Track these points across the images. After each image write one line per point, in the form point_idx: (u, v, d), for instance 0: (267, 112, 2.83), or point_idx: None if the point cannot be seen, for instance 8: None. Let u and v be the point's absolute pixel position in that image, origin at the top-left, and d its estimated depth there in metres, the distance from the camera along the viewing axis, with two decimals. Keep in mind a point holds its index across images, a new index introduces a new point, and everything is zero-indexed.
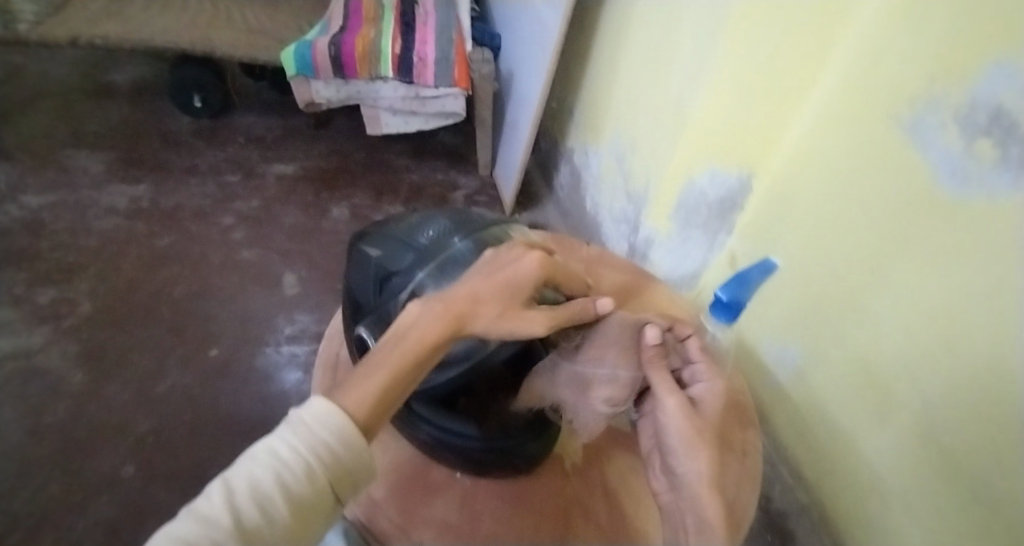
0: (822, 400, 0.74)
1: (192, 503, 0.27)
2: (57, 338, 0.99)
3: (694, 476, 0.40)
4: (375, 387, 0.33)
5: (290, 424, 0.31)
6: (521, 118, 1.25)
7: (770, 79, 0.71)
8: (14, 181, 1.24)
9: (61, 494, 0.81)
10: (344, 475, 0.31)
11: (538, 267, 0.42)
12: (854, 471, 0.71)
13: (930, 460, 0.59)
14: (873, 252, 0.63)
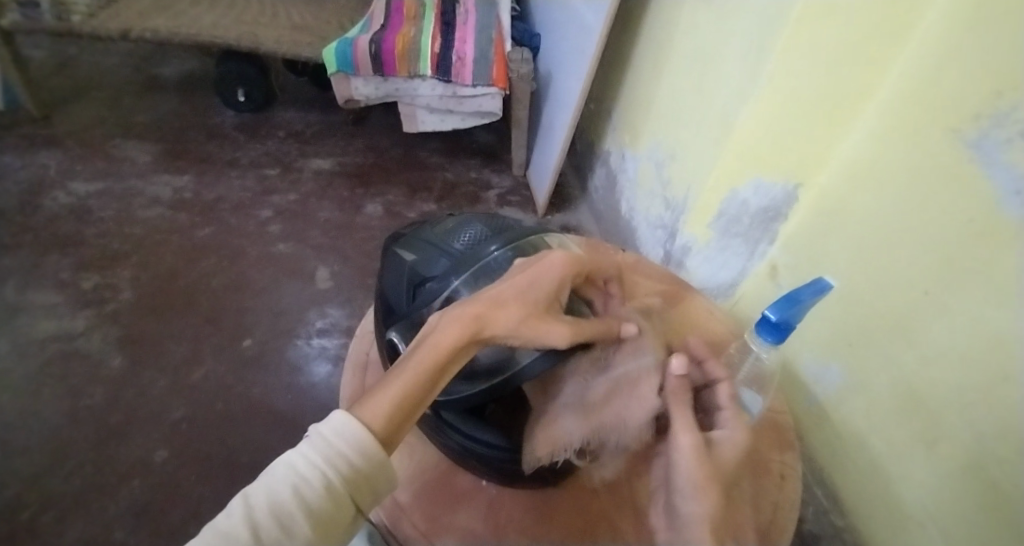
0: (862, 426, 0.70)
1: (214, 520, 0.28)
2: (100, 322, 1.03)
3: (694, 520, 0.37)
4: (393, 395, 0.34)
5: (307, 439, 0.32)
6: (558, 119, 1.24)
7: (821, 87, 0.67)
8: (68, 169, 1.29)
9: (98, 474, 0.84)
10: (363, 484, 0.33)
11: (560, 270, 0.42)
12: (894, 503, 0.67)
13: (979, 498, 0.55)
14: (924, 272, 0.59)
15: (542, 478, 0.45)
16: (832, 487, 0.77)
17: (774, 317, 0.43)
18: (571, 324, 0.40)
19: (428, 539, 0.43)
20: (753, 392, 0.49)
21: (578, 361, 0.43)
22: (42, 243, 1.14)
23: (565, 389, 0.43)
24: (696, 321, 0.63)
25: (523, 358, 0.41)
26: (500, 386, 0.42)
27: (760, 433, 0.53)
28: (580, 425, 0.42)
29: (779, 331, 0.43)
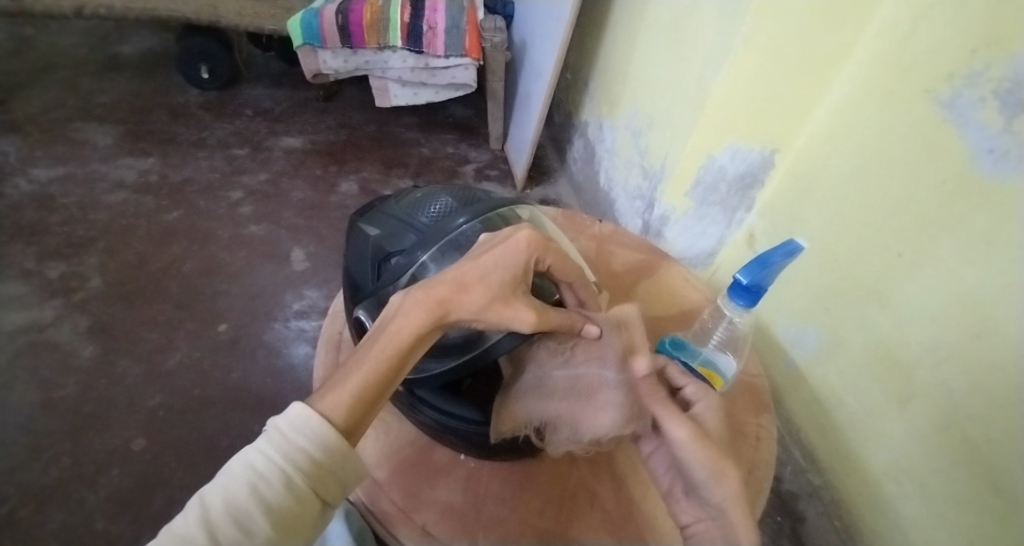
0: (839, 386, 0.71)
1: (171, 526, 0.29)
2: (69, 312, 1.00)
3: (726, 504, 0.37)
4: (355, 385, 0.35)
5: (265, 435, 0.32)
6: (534, 90, 1.21)
7: (796, 50, 0.66)
8: (25, 154, 1.23)
9: (74, 466, 0.82)
10: (327, 478, 0.32)
11: (525, 250, 0.40)
12: (869, 458, 0.69)
13: (954, 450, 0.57)
14: (899, 234, 0.60)
15: (519, 449, 0.45)
16: (808, 446, 0.79)
17: (745, 280, 0.42)
18: (536, 308, 0.40)
19: (406, 514, 0.43)
20: (728, 356, 0.49)
21: (536, 348, 0.44)
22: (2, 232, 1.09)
23: (524, 375, 0.44)
24: (673, 290, 0.63)
25: (493, 336, 0.41)
26: (469, 361, 0.41)
27: (735, 396, 0.54)
28: (541, 408, 0.42)
29: (751, 294, 0.43)
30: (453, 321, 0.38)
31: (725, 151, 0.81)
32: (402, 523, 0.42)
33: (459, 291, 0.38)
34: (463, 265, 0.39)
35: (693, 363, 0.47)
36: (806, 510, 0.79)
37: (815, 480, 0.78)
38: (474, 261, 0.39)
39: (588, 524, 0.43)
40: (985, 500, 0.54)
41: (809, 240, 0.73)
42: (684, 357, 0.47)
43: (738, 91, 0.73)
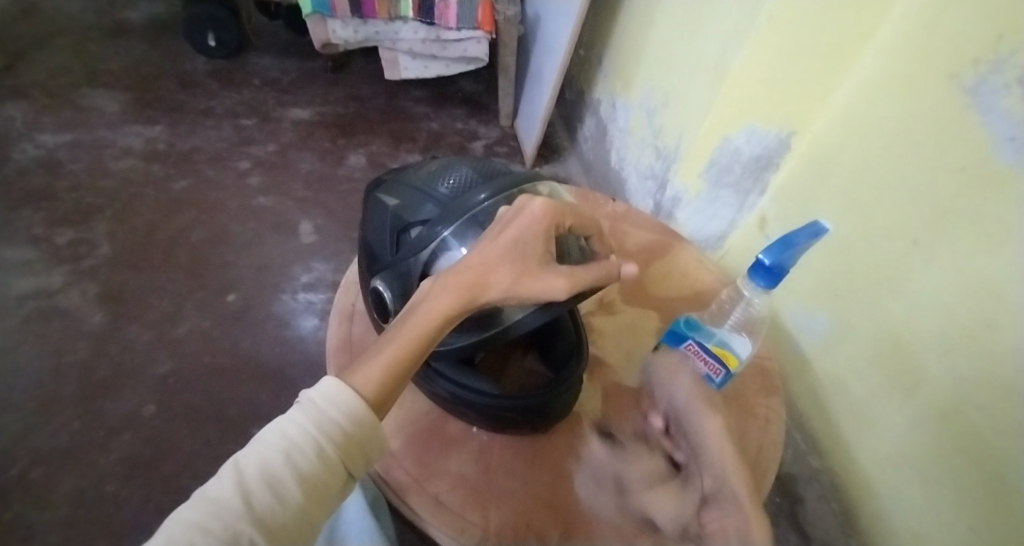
0: (845, 375, 0.71)
1: (205, 487, 0.29)
2: (76, 279, 1.00)
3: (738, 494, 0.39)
4: (384, 360, 0.35)
5: (301, 406, 0.32)
6: (546, 66, 1.19)
7: (821, 30, 0.64)
8: (32, 120, 1.22)
9: (83, 431, 0.84)
10: (357, 452, 0.33)
11: (545, 226, 0.39)
12: (870, 443, 0.69)
13: (953, 440, 0.57)
14: (914, 222, 0.59)
15: (532, 424, 0.45)
16: (812, 430, 0.79)
17: (768, 261, 0.40)
18: (566, 274, 0.39)
19: (420, 484, 0.43)
20: (743, 336, 0.47)
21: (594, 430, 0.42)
22: (10, 198, 1.09)
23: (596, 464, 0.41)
24: (684, 272, 0.63)
25: (512, 314, 0.40)
26: (489, 337, 0.41)
27: (745, 379, 0.54)
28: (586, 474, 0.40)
29: (773, 275, 0.41)
30: (482, 303, 0.38)
31: (742, 131, 0.79)
32: (415, 492, 0.42)
33: (487, 270, 0.38)
34: (489, 247, 0.38)
35: (708, 343, 0.46)
36: (806, 492, 0.81)
37: (815, 463, 0.79)
38: (495, 241, 0.38)
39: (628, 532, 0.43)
40: (987, 491, 0.54)
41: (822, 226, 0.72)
42: (699, 338, 0.46)
43: (760, 67, 0.72)
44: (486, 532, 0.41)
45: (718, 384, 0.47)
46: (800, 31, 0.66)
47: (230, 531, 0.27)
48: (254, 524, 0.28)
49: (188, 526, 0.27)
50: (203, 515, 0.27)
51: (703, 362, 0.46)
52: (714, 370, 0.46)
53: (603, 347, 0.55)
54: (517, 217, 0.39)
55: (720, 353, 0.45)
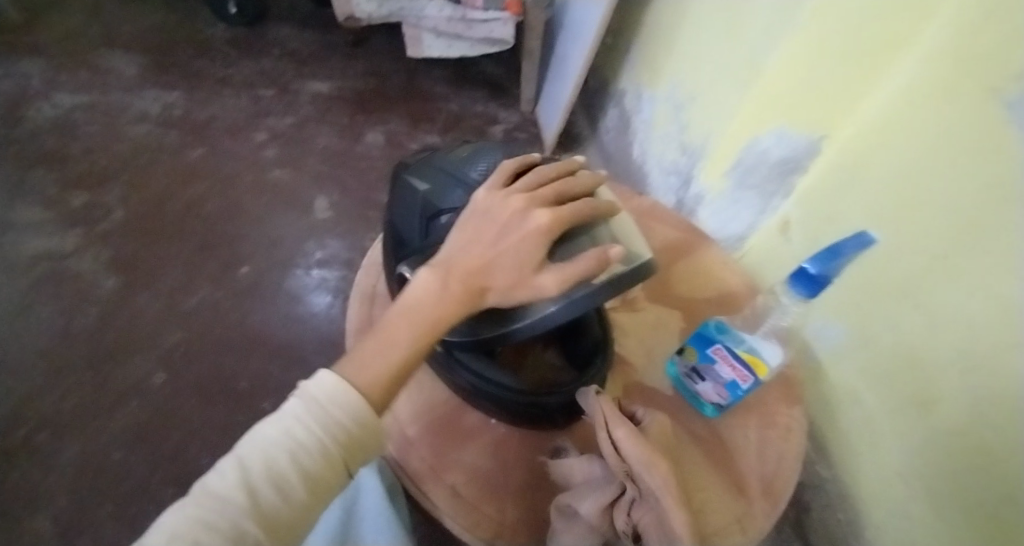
0: (860, 384, 0.70)
1: (206, 481, 0.27)
2: (89, 243, 0.99)
3: (661, 494, 0.35)
4: (386, 362, 0.33)
5: (303, 399, 0.30)
6: (572, 52, 1.16)
7: (853, 30, 0.59)
8: (49, 78, 1.21)
9: (91, 396, 0.84)
10: (361, 452, 0.31)
11: (550, 232, 0.34)
12: (882, 454, 0.68)
13: (964, 458, 0.56)
14: (938, 236, 0.56)
15: (551, 418, 0.45)
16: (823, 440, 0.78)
17: (812, 270, 0.38)
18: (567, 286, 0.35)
19: (436, 472, 0.43)
20: (774, 344, 0.45)
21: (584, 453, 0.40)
22: (25, 156, 1.08)
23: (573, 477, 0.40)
24: (709, 273, 0.61)
25: (518, 318, 0.36)
26: (490, 338, 0.39)
27: (768, 386, 0.52)
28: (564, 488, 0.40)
29: (815, 285, 0.39)
30: (484, 309, 0.35)
31: (771, 133, 0.76)
32: (431, 481, 0.42)
33: (483, 277, 0.34)
34: (486, 251, 0.35)
35: (738, 348, 0.44)
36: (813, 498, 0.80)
37: (826, 471, 0.79)
38: (494, 246, 0.35)
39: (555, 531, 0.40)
40: (991, 513, 0.54)
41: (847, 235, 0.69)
42: (728, 342, 0.45)
43: (791, 72, 0.69)
44: (502, 525, 0.41)
45: (745, 391, 0.46)
46: (833, 32, 0.62)
47: (236, 530, 0.25)
48: (258, 524, 0.26)
49: (191, 524, 0.25)
50: (204, 513, 0.25)
51: (730, 367, 0.45)
52: (742, 377, 0.44)
53: (625, 345, 0.54)
54: (518, 222, 0.35)
55: (749, 359, 0.44)
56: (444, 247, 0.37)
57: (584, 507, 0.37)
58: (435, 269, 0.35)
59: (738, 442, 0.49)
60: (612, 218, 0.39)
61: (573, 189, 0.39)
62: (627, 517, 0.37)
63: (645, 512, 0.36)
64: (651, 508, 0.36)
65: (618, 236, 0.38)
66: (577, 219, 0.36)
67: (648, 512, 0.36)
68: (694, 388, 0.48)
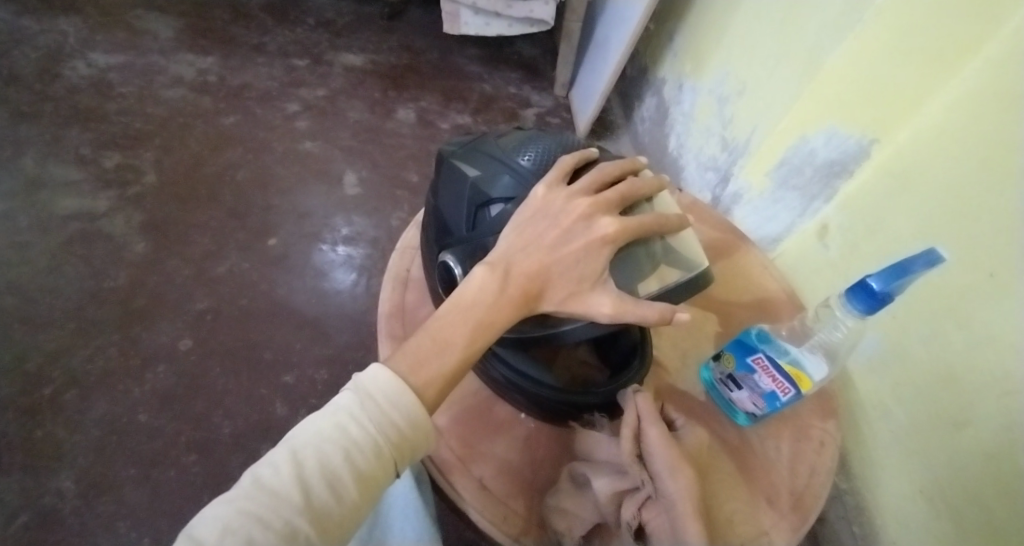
0: (876, 414, 0.63)
1: (262, 473, 0.28)
2: (121, 205, 1.00)
3: (678, 499, 0.34)
4: (444, 362, 0.33)
5: (358, 397, 0.31)
6: (614, 37, 1.12)
7: (931, 16, 0.53)
8: (86, 37, 1.21)
9: (119, 357, 0.85)
10: (408, 453, 0.32)
11: (612, 245, 0.36)
12: (895, 492, 0.61)
13: (990, 507, 0.49)
14: (994, 253, 0.49)
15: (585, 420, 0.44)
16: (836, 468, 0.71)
17: (877, 286, 0.38)
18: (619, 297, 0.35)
19: (464, 465, 0.42)
20: (817, 358, 0.44)
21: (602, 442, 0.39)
22: (59, 114, 1.09)
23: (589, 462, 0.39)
24: (749, 278, 0.59)
25: (566, 324, 0.38)
26: (537, 337, 0.40)
27: (804, 399, 0.51)
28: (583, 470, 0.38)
29: (875, 301, 0.39)
30: (537, 311, 0.37)
31: (822, 133, 0.70)
32: (459, 473, 0.42)
33: (542, 282, 0.36)
34: (547, 256, 0.36)
35: (780, 360, 0.43)
36: None
37: None
38: (555, 252, 0.37)
39: (556, 518, 0.38)
40: None
41: (884, 245, 0.61)
42: (770, 352, 0.44)
43: (852, 68, 0.64)
44: (528, 522, 0.40)
45: (783, 403, 0.44)
46: (908, 19, 0.55)
47: (289, 528, 0.26)
48: (311, 522, 0.27)
49: (246, 518, 0.25)
50: (261, 509, 0.26)
51: (771, 379, 0.43)
52: (782, 388, 0.43)
53: (660, 346, 0.53)
54: (582, 233, 0.37)
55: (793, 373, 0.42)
56: (501, 242, 0.37)
57: (598, 484, 0.36)
58: (492, 270, 0.36)
59: (769, 454, 0.47)
60: (675, 233, 0.40)
61: (633, 197, 0.40)
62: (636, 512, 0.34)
63: (659, 513, 0.34)
64: (665, 510, 0.34)
65: (670, 252, 0.40)
66: (639, 234, 0.37)
67: (661, 514, 0.34)
68: (729, 395, 0.47)
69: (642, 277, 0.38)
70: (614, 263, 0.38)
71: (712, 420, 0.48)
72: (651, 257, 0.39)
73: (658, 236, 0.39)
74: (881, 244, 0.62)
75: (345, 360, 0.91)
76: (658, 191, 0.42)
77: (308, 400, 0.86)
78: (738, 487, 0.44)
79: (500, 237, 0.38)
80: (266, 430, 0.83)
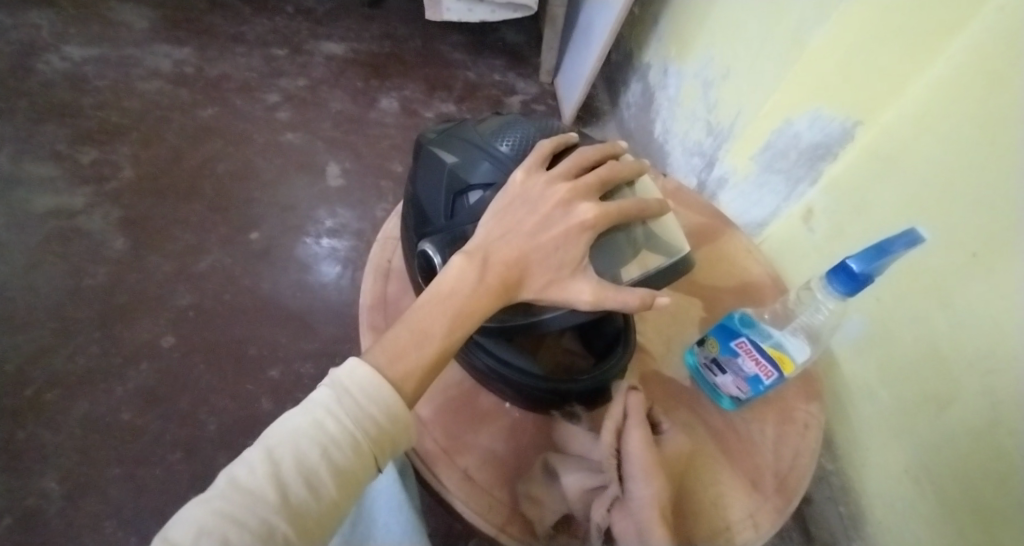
0: (860, 396, 0.63)
1: (236, 473, 0.27)
2: (98, 201, 0.98)
3: (644, 503, 0.34)
4: (422, 354, 0.33)
5: (334, 392, 0.30)
6: (598, 22, 1.11)
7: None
8: (58, 30, 1.18)
9: (101, 356, 0.84)
10: (389, 446, 0.32)
11: (592, 231, 0.36)
12: (880, 471, 0.62)
13: (973, 482, 0.50)
14: (977, 232, 0.49)
15: (570, 408, 0.44)
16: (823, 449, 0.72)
17: (857, 268, 0.38)
18: (599, 283, 0.35)
19: (449, 456, 0.42)
20: (800, 341, 0.44)
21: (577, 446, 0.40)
22: (32, 109, 1.06)
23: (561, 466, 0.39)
24: (733, 262, 0.59)
25: (547, 312, 0.38)
26: (520, 325, 0.39)
27: (788, 381, 0.51)
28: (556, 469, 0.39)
29: (856, 283, 0.39)
30: (517, 299, 0.36)
31: (807, 116, 0.70)
32: (444, 463, 0.42)
33: (520, 270, 0.36)
34: (526, 243, 0.36)
35: (763, 343, 0.43)
36: None
37: None
38: (533, 239, 0.36)
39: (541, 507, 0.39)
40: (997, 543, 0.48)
41: (869, 228, 0.62)
42: (754, 336, 0.44)
43: (835, 50, 0.63)
44: (514, 511, 0.40)
45: (768, 387, 0.44)
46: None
47: (265, 527, 0.25)
48: (288, 520, 0.26)
49: (220, 519, 0.25)
50: (236, 509, 0.25)
51: (755, 362, 0.43)
52: (766, 372, 0.43)
53: (645, 332, 0.52)
54: (561, 220, 0.36)
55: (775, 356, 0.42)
56: (479, 230, 0.37)
57: (569, 480, 0.37)
58: (470, 259, 0.35)
59: (754, 437, 0.47)
60: (657, 218, 0.40)
61: (613, 182, 0.39)
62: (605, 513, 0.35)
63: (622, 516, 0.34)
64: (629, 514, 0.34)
65: (653, 237, 0.39)
66: (619, 219, 0.37)
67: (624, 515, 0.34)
68: (714, 380, 0.47)
69: (623, 262, 0.38)
70: (595, 250, 0.38)
71: (697, 404, 0.48)
72: (632, 243, 0.39)
73: (640, 221, 0.39)
74: (865, 227, 0.62)
75: (332, 353, 0.90)
76: (638, 175, 0.42)
77: (295, 395, 0.85)
78: (722, 467, 0.45)
79: (479, 225, 0.38)
80: (254, 426, 0.82)
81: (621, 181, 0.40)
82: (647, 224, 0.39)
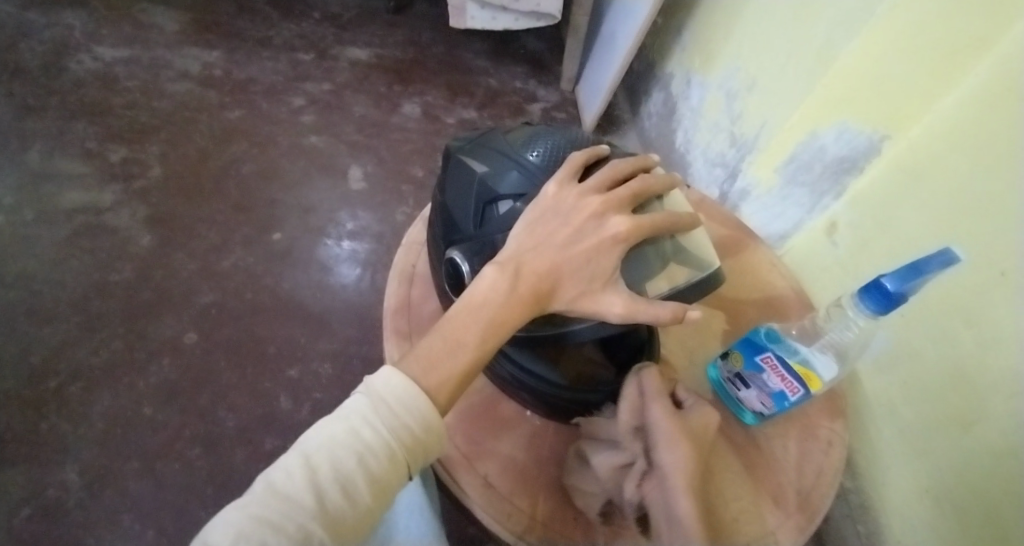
0: (884, 414, 0.62)
1: (275, 480, 0.27)
2: (126, 199, 1.00)
3: (672, 470, 0.35)
4: (454, 363, 0.33)
5: (371, 401, 0.31)
6: (621, 32, 1.11)
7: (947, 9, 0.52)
8: (92, 31, 1.21)
9: (125, 351, 0.85)
10: (421, 455, 0.32)
11: (623, 244, 0.36)
12: (901, 491, 0.61)
13: (993, 505, 0.49)
14: (1004, 250, 0.48)
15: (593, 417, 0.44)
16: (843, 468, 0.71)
17: (889, 286, 0.38)
18: (628, 297, 0.35)
19: (470, 461, 0.42)
20: (827, 358, 0.44)
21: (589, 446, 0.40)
22: (65, 108, 1.09)
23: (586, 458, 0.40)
24: (758, 275, 0.59)
25: (576, 322, 0.38)
26: (546, 336, 0.39)
27: (813, 398, 0.51)
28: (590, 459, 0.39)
29: (888, 301, 0.38)
30: (547, 310, 0.36)
31: (832, 129, 0.69)
32: (465, 470, 0.42)
33: (552, 282, 0.36)
34: (557, 255, 0.36)
35: (790, 359, 0.43)
36: None
37: None
38: (565, 251, 0.36)
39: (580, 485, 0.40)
40: None
41: (894, 243, 0.61)
42: (779, 351, 0.43)
43: (863, 64, 0.63)
44: (534, 520, 0.40)
45: (793, 403, 0.44)
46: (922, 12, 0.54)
47: (303, 532, 0.26)
48: (325, 527, 0.27)
49: (260, 524, 0.25)
50: (276, 514, 0.26)
51: (780, 378, 0.43)
52: (791, 388, 0.42)
53: (667, 344, 0.52)
54: (594, 232, 0.36)
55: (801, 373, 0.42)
56: (510, 241, 0.37)
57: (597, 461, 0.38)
58: (502, 269, 0.35)
59: (777, 453, 0.47)
60: (686, 232, 0.40)
61: (644, 195, 0.39)
62: (637, 487, 0.36)
63: (654, 486, 0.36)
64: (659, 485, 0.35)
65: (682, 251, 0.39)
66: (651, 233, 0.37)
67: (656, 486, 0.35)
68: (737, 394, 0.47)
69: (652, 276, 0.38)
70: (626, 264, 0.38)
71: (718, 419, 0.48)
72: (661, 255, 0.39)
73: (671, 236, 0.39)
74: (891, 243, 0.61)
75: (350, 355, 0.91)
76: (668, 189, 0.42)
77: (312, 395, 0.86)
78: (740, 481, 0.44)
79: (509, 235, 0.38)
80: (271, 424, 0.83)
81: (654, 194, 0.40)
82: (678, 238, 0.39)
